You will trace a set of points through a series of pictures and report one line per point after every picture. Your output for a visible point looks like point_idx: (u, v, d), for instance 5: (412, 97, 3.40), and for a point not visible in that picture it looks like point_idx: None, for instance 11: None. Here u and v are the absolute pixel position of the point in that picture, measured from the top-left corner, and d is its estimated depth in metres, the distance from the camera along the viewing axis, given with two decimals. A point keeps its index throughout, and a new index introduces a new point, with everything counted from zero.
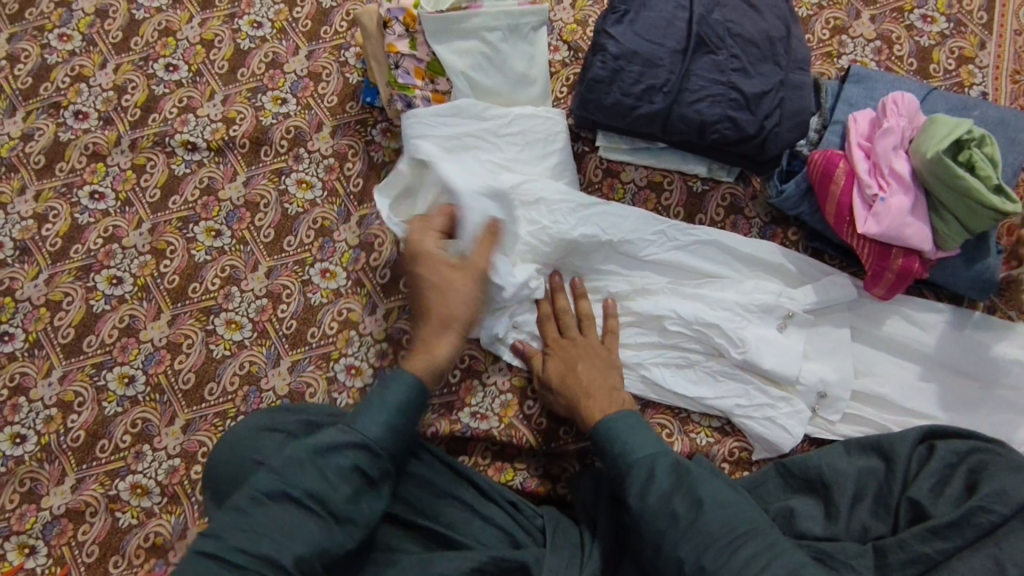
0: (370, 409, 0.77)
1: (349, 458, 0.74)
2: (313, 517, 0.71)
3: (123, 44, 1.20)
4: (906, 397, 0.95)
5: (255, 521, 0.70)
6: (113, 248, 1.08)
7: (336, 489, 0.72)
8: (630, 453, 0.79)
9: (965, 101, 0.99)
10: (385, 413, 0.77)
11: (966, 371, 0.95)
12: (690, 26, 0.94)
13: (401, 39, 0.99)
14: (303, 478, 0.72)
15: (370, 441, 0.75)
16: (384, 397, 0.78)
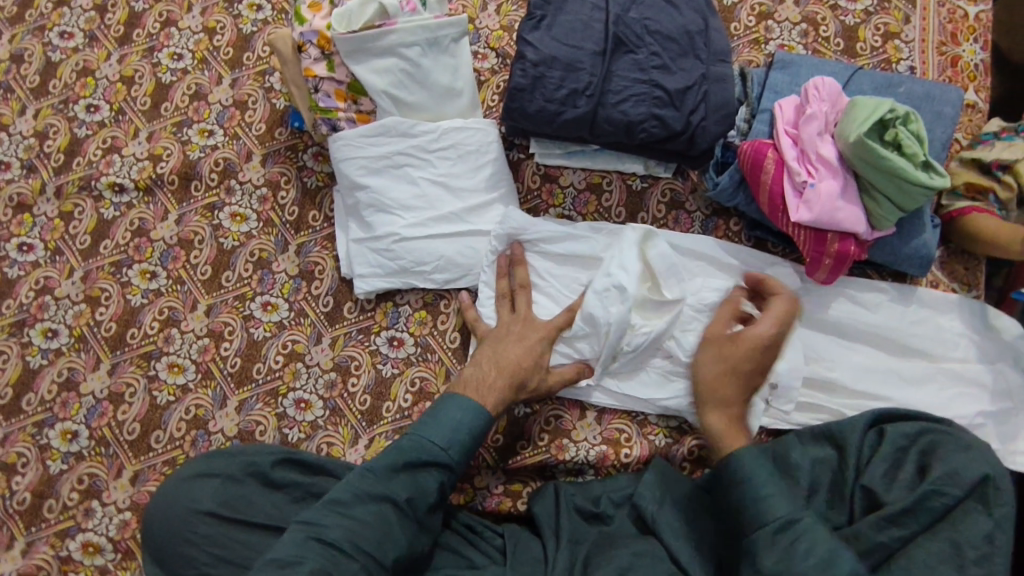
0: (447, 425, 0.81)
1: (440, 473, 0.80)
2: (396, 516, 0.77)
3: (42, 89, 1.16)
4: (859, 380, 0.95)
5: (360, 520, 0.75)
6: (45, 299, 1.05)
7: (425, 496, 0.79)
8: (763, 506, 0.74)
9: (890, 78, 1.00)
10: (464, 427, 0.82)
11: (914, 348, 0.96)
12: (608, 27, 0.94)
13: (318, 62, 0.97)
14: (396, 487, 0.77)
15: (453, 462, 0.81)
16: (458, 414, 0.82)
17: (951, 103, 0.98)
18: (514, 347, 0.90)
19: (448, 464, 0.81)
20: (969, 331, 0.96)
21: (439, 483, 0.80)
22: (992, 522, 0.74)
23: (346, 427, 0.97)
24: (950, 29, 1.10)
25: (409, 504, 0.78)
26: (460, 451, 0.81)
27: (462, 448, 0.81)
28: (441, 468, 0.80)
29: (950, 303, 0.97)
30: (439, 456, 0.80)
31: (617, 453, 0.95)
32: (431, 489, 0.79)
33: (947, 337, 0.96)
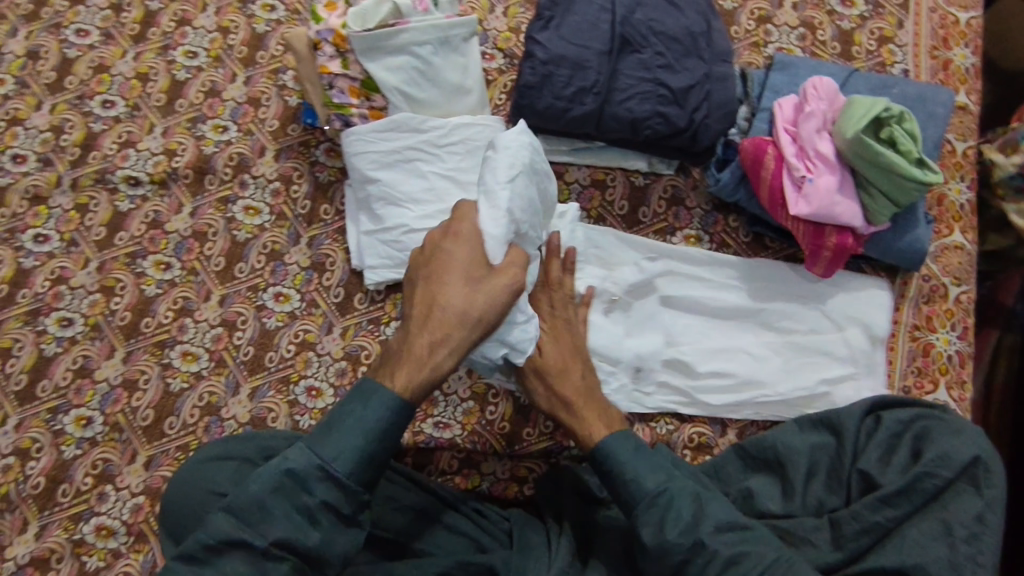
0: (343, 429, 0.70)
1: (322, 492, 0.69)
2: (272, 550, 0.68)
3: (58, 84, 1.19)
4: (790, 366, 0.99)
5: (236, 557, 0.68)
6: (61, 289, 1.07)
7: (305, 530, 0.68)
8: (640, 480, 0.78)
9: (885, 80, 1.03)
10: (363, 427, 0.71)
11: (795, 326, 1.01)
12: (614, 28, 0.97)
13: (333, 59, 1.00)
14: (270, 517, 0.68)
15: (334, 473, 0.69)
16: (361, 406, 0.71)
17: (942, 103, 1.02)
18: (461, 288, 0.76)
19: (332, 482, 0.69)
20: (815, 307, 1.01)
21: (325, 505, 0.69)
22: (982, 501, 0.77)
23: None
24: (942, 34, 1.14)
25: (285, 539, 0.68)
26: (345, 467, 0.69)
27: (350, 459, 0.69)
28: (324, 485, 0.69)
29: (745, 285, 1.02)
30: (315, 471, 0.69)
31: None
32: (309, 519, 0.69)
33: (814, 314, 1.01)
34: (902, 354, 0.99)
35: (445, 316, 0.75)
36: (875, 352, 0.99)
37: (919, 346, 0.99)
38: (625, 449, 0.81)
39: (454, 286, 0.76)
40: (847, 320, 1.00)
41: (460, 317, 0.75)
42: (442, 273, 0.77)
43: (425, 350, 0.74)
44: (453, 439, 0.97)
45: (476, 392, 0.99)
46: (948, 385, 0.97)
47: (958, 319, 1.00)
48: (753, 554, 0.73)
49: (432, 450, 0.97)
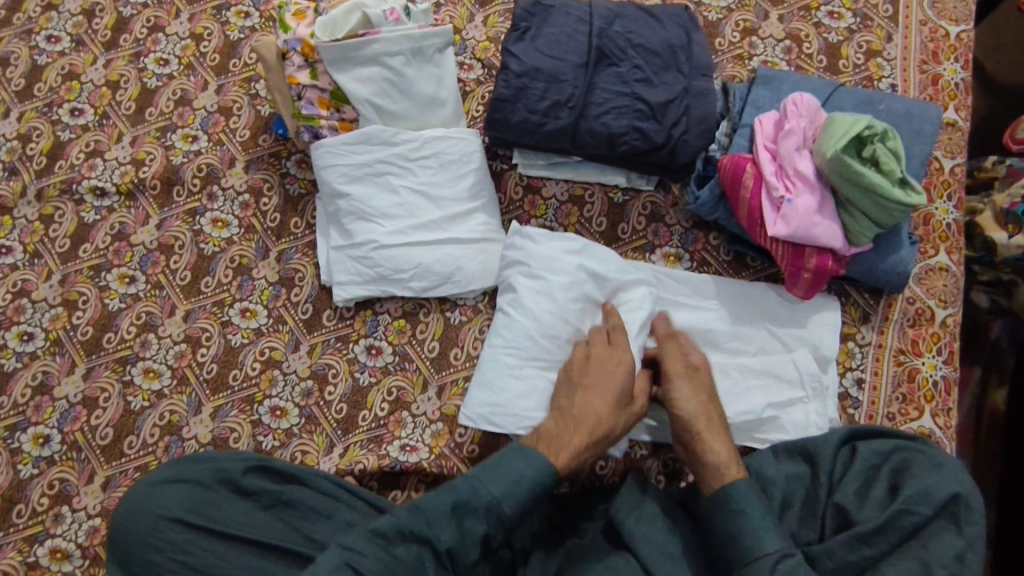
0: (509, 476, 0.78)
1: (488, 525, 0.77)
2: (432, 563, 0.76)
3: (27, 91, 1.16)
4: (744, 390, 0.94)
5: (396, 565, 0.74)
6: (22, 302, 1.04)
7: (467, 550, 0.77)
8: (758, 540, 0.75)
9: (870, 95, 1.00)
10: (528, 476, 0.78)
11: (744, 347, 0.97)
12: (590, 40, 0.95)
13: (301, 70, 0.97)
14: (441, 534, 0.76)
15: (503, 509, 0.77)
16: (526, 462, 0.79)
17: (930, 120, 0.99)
18: (598, 399, 0.84)
19: (497, 515, 0.77)
20: (769, 325, 0.98)
21: (486, 534, 0.77)
22: (962, 541, 0.75)
23: (321, 435, 0.97)
24: (931, 48, 1.11)
25: (449, 554, 0.76)
26: (513, 505, 0.77)
27: (516, 502, 0.77)
28: (489, 518, 0.77)
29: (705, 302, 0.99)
30: (485, 505, 0.77)
31: (592, 465, 0.95)
32: (474, 540, 0.77)
33: (765, 334, 0.97)
34: (888, 380, 0.95)
35: (580, 426, 0.83)
36: (823, 376, 0.95)
37: (905, 371, 0.95)
38: (753, 502, 0.78)
39: (594, 395, 0.85)
40: (796, 340, 0.96)
41: (596, 426, 0.83)
42: (584, 378, 0.87)
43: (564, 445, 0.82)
44: (420, 463, 0.95)
45: (445, 414, 0.97)
46: (933, 412, 0.94)
47: (943, 343, 0.96)
48: None
49: (398, 474, 0.95)
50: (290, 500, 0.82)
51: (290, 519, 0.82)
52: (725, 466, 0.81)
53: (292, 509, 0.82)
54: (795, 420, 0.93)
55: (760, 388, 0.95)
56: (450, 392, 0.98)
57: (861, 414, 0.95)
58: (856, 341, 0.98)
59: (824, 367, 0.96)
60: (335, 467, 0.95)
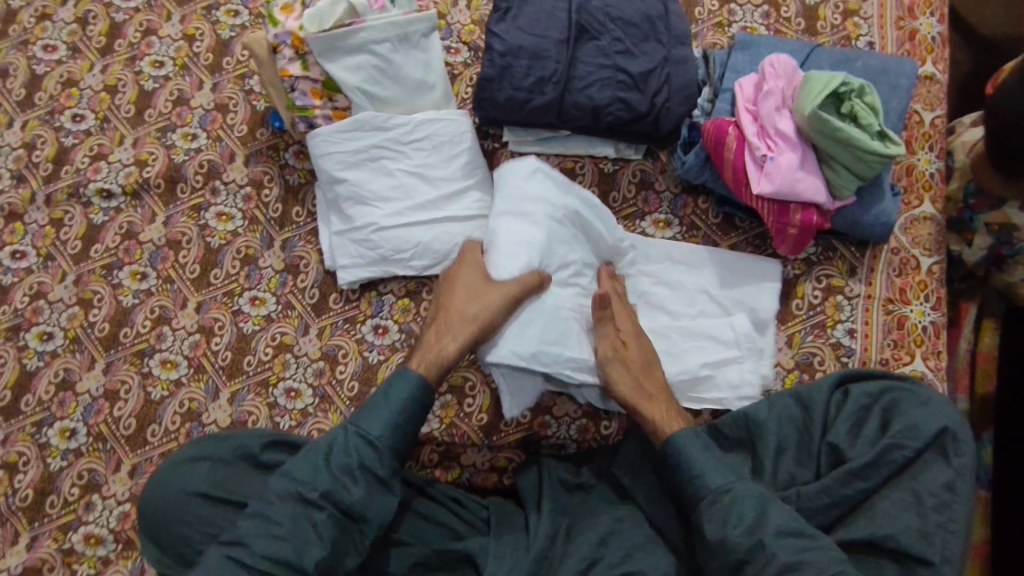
0: (376, 406, 0.85)
1: (359, 458, 0.82)
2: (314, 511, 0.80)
3: (28, 101, 1.20)
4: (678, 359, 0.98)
5: (285, 517, 0.79)
6: (40, 303, 1.08)
7: (346, 491, 0.81)
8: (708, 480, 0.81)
9: (847, 53, 1.03)
10: (389, 409, 0.85)
11: (684, 310, 1.01)
12: (571, 16, 0.98)
13: (293, 62, 1.00)
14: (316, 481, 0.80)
15: (370, 440, 0.83)
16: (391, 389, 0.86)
17: (905, 75, 1.01)
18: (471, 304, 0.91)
19: (365, 449, 0.83)
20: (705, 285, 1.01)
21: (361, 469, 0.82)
22: (951, 470, 0.79)
23: (335, 412, 1.01)
24: (906, 5, 1.13)
25: (326, 498, 0.80)
26: (381, 436, 0.83)
27: (384, 427, 0.84)
28: (360, 451, 0.82)
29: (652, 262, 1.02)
30: (357, 439, 0.83)
31: (598, 426, 0.98)
32: (352, 484, 0.81)
33: (705, 299, 1.01)
34: (878, 327, 0.97)
35: (452, 329, 0.91)
36: (760, 337, 0.98)
37: (894, 319, 0.98)
38: (693, 445, 0.84)
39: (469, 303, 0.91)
40: (734, 304, 1.00)
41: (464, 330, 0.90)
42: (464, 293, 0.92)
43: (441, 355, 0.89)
44: (432, 433, 0.97)
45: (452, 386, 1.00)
46: (924, 355, 0.96)
47: (931, 290, 0.99)
48: (801, 566, 0.73)
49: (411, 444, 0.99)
50: None
51: None
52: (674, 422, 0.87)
53: None
54: (731, 380, 0.96)
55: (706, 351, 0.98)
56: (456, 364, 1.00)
57: (855, 360, 0.97)
58: (844, 293, 0.99)
59: (762, 330, 0.99)
60: None
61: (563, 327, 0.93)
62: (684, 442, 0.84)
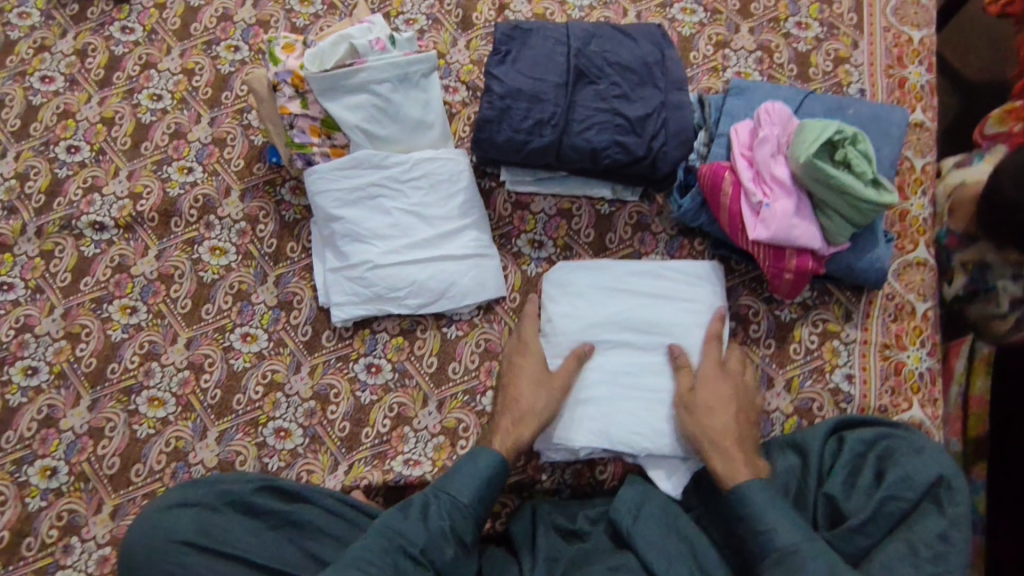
0: (458, 475, 0.86)
1: (451, 520, 0.83)
2: (412, 567, 0.79)
3: (23, 131, 1.19)
4: (569, 421, 0.95)
5: (388, 562, 0.78)
6: (26, 337, 1.06)
7: (443, 547, 0.81)
8: (775, 538, 0.78)
9: (840, 101, 1.05)
10: (474, 477, 0.86)
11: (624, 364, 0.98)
12: (569, 60, 0.99)
13: (292, 100, 1.00)
14: (413, 537, 0.80)
15: (460, 503, 0.84)
16: (467, 464, 0.87)
17: (897, 123, 1.03)
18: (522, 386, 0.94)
19: (458, 512, 0.84)
20: (607, 332, 0.99)
21: (452, 530, 0.82)
22: (947, 521, 0.78)
23: (325, 453, 0.99)
24: (896, 53, 1.16)
25: (424, 555, 0.80)
26: (475, 504, 0.85)
27: (471, 497, 0.85)
28: (452, 514, 0.83)
29: (553, 297, 1.02)
30: (447, 504, 0.84)
31: (592, 470, 0.97)
32: (446, 545, 0.81)
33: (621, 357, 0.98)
34: (876, 373, 0.97)
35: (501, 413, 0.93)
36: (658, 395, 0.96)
37: (891, 365, 0.98)
38: (766, 500, 0.80)
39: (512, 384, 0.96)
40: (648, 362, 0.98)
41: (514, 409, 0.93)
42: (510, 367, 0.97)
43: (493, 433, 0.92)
44: (424, 477, 0.97)
45: (446, 428, 0.99)
46: (921, 402, 0.96)
47: (926, 336, 0.99)
48: None
49: (402, 487, 0.97)
50: (298, 520, 0.84)
51: (298, 540, 0.85)
52: (740, 468, 0.85)
53: (301, 530, 0.85)
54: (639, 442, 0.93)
55: (639, 409, 0.95)
56: (451, 405, 1.01)
57: (853, 407, 0.97)
58: (840, 339, 1.00)
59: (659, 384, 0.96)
60: (341, 484, 0.97)
61: (595, 418, 0.95)
62: (752, 494, 0.81)
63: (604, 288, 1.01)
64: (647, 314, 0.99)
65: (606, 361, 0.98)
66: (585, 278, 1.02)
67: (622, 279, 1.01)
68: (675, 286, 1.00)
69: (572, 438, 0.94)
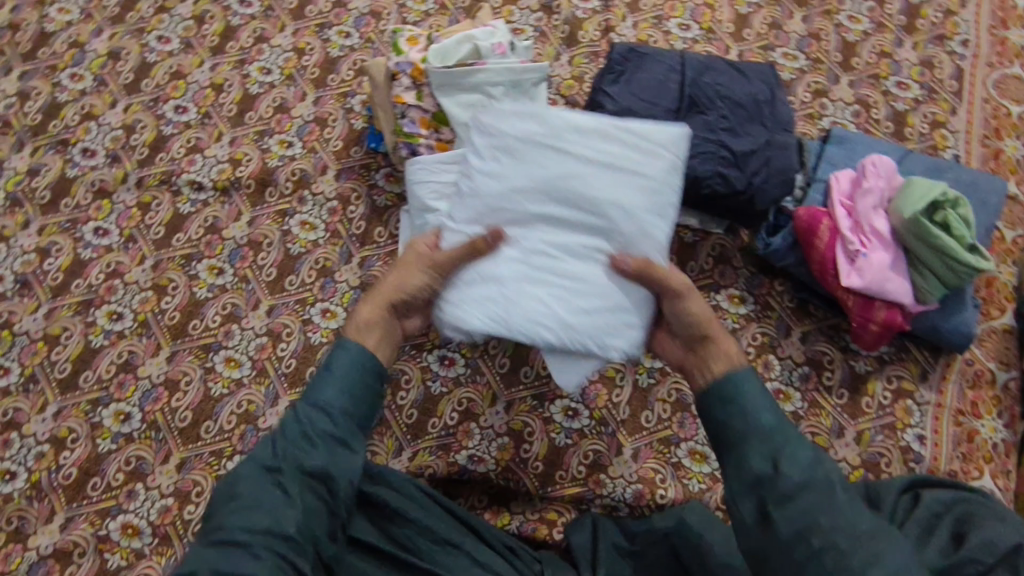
0: (319, 378, 0.77)
1: (311, 423, 0.73)
2: (287, 480, 0.71)
3: (135, 86, 1.23)
4: (465, 298, 0.85)
5: (248, 486, 0.70)
6: (115, 283, 1.09)
7: (309, 450, 0.72)
8: (753, 414, 0.72)
9: (939, 164, 1.06)
10: (331, 375, 0.76)
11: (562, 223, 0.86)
12: (682, 88, 1.02)
13: (408, 91, 1.03)
14: (279, 452, 0.72)
15: (322, 405, 0.74)
16: (329, 366, 0.77)
17: (995, 192, 1.04)
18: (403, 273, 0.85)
19: (321, 414, 0.74)
20: (530, 197, 0.85)
21: (322, 433, 0.73)
22: None
23: (391, 438, 1.00)
24: (993, 125, 1.19)
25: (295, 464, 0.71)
26: (342, 401, 0.75)
27: (334, 394, 0.75)
28: (317, 417, 0.74)
29: (478, 150, 0.87)
30: (309, 411, 0.74)
31: (653, 493, 0.97)
32: (314, 449, 0.72)
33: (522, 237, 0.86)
34: (948, 438, 0.99)
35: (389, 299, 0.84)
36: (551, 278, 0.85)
37: (964, 432, 0.99)
38: (756, 389, 0.74)
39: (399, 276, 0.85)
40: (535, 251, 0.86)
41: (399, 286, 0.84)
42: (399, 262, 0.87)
43: (363, 319, 0.82)
44: (487, 474, 0.98)
45: (512, 429, 1.01)
46: (993, 472, 0.97)
47: (1003, 406, 1.01)
48: None
49: (465, 482, 0.99)
50: (379, 500, 0.85)
51: (376, 520, 0.85)
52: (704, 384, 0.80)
53: (379, 511, 0.85)
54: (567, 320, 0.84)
55: (549, 294, 0.84)
56: (519, 408, 1.02)
57: (923, 467, 0.98)
58: (914, 398, 1.01)
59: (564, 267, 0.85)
60: (405, 470, 0.98)
61: (495, 300, 0.84)
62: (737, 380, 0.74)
63: (541, 143, 0.86)
64: (578, 183, 0.85)
65: (529, 236, 0.86)
66: (520, 125, 0.86)
67: (560, 135, 0.86)
68: (628, 154, 0.86)
69: (468, 320, 0.84)
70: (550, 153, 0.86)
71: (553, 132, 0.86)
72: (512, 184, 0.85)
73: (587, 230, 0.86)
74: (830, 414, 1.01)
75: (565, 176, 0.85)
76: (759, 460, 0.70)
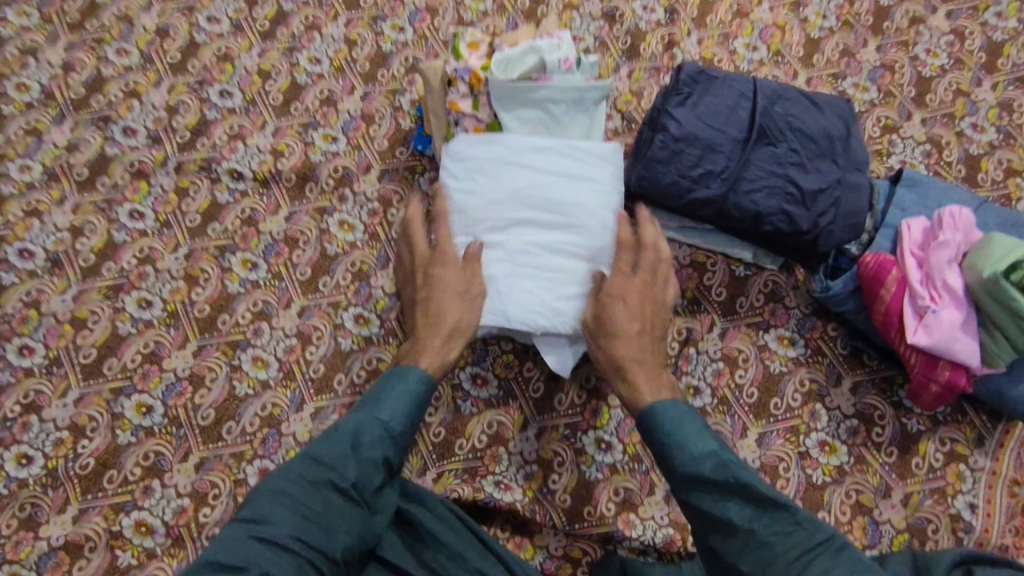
0: (385, 398, 0.81)
1: (383, 448, 0.76)
2: (341, 495, 0.71)
3: (180, 66, 1.19)
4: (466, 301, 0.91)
5: (310, 496, 0.70)
6: (147, 269, 1.06)
7: (372, 475, 0.74)
8: (686, 448, 0.75)
9: (1017, 218, 0.99)
10: (399, 399, 0.81)
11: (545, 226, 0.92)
12: (753, 117, 0.96)
13: (464, 99, 0.99)
14: (343, 463, 0.73)
15: (386, 424, 0.78)
16: (394, 390, 0.82)
17: None
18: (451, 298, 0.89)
19: (388, 437, 0.78)
20: (512, 207, 0.92)
21: (383, 458, 0.76)
22: None
23: (416, 456, 0.97)
24: None
25: (356, 483, 0.72)
26: (402, 425, 0.80)
27: (397, 417, 0.79)
28: (383, 440, 0.77)
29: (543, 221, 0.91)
30: (376, 429, 0.77)
31: (684, 540, 0.94)
32: (376, 469, 0.75)
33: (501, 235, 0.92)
34: (1001, 508, 0.94)
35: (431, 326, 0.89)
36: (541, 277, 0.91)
37: (1019, 504, 0.94)
38: (689, 420, 0.78)
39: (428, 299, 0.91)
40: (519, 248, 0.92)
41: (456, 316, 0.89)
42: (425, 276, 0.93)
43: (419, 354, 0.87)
44: (513, 504, 0.94)
45: (542, 458, 0.97)
46: None
47: None
48: None
49: (489, 509, 0.95)
50: (414, 522, 0.81)
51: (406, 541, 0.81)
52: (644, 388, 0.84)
53: (412, 531, 0.81)
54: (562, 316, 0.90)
55: (541, 288, 0.90)
56: (550, 436, 0.98)
57: (971, 538, 0.93)
58: (967, 464, 0.96)
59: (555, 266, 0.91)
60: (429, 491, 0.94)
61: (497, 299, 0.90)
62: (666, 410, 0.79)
63: (504, 162, 0.93)
64: (547, 191, 0.92)
65: (507, 238, 0.92)
66: (481, 150, 0.94)
67: (521, 154, 0.94)
68: (574, 166, 0.94)
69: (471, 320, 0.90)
70: (511, 171, 0.93)
71: (533, 147, 0.94)
72: (504, 195, 0.92)
73: (560, 228, 0.92)
74: (877, 472, 0.96)
75: (537, 183, 0.92)
76: (752, 568, 0.67)
